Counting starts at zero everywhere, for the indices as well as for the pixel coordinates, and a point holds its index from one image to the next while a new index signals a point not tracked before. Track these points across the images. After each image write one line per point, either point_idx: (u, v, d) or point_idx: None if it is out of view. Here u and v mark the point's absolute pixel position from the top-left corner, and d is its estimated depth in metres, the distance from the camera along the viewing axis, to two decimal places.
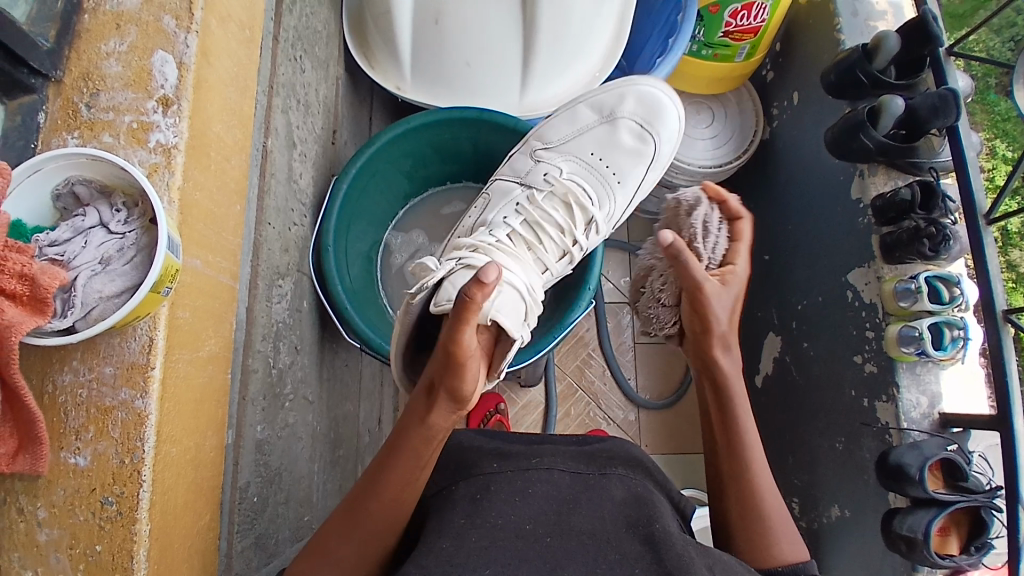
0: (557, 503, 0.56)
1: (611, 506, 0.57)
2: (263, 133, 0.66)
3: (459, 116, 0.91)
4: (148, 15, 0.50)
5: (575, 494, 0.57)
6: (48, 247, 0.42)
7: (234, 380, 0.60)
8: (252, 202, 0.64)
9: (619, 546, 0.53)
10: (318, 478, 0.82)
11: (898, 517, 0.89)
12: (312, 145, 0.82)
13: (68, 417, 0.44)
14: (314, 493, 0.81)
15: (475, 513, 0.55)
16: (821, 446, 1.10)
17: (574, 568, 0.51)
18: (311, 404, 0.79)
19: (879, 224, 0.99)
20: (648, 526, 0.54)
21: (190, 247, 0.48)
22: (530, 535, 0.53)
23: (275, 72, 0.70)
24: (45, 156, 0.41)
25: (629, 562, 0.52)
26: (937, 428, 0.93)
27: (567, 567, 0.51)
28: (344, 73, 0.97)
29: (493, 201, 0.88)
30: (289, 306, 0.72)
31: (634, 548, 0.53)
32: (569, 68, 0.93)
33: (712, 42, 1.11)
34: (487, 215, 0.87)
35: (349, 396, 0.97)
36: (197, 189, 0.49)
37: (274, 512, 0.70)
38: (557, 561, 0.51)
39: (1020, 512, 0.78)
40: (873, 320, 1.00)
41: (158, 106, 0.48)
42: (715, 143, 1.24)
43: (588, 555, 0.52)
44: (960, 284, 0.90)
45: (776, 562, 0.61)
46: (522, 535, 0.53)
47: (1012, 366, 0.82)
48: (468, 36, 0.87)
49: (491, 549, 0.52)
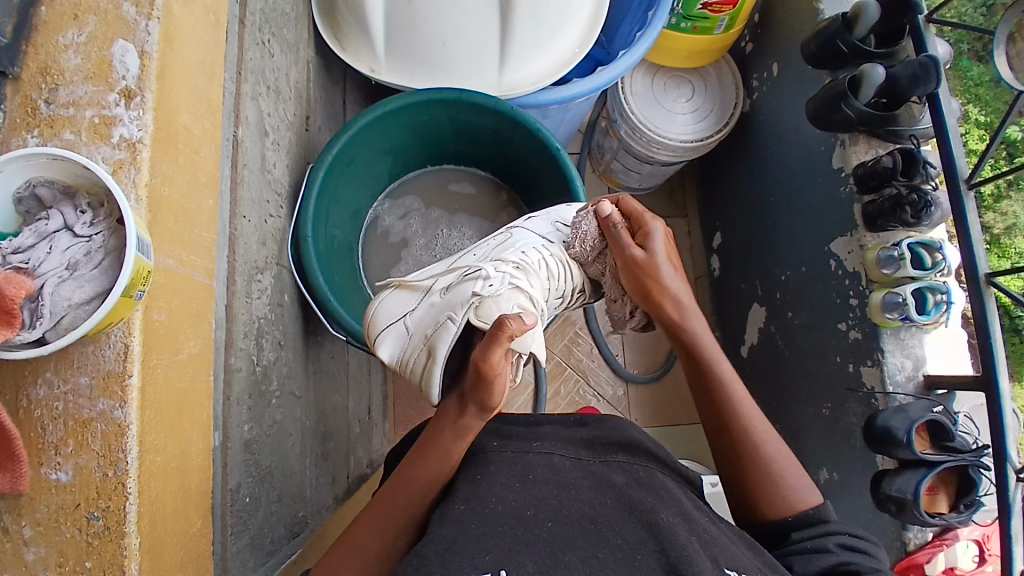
0: (556, 489, 0.56)
1: (609, 492, 0.57)
2: (233, 121, 0.63)
3: (437, 98, 0.89)
4: (105, 1, 0.47)
5: (575, 481, 0.57)
6: (12, 255, 0.40)
7: (217, 381, 0.58)
8: (226, 196, 0.61)
9: (621, 531, 0.52)
10: (310, 472, 0.81)
11: (887, 478, 0.90)
12: (285, 133, 0.79)
13: (47, 431, 0.42)
14: (307, 488, 0.80)
15: (471, 500, 0.54)
16: (808, 414, 1.12)
17: (577, 553, 0.49)
18: (299, 399, 0.77)
19: (861, 193, 1.00)
20: (648, 511, 0.54)
21: (163, 246, 0.46)
22: (531, 520, 0.52)
23: (243, 57, 0.67)
24: (3, 158, 0.39)
25: (631, 547, 0.51)
26: (922, 390, 0.94)
27: (569, 551, 0.49)
28: (315, 55, 0.93)
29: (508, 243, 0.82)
30: (270, 300, 0.70)
31: (636, 533, 0.52)
32: (548, 44, 0.91)
33: (691, 14, 1.10)
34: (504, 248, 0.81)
35: (337, 387, 0.96)
36: (167, 185, 0.47)
37: (268, 510, 0.69)
38: (558, 545, 0.50)
39: (1008, 470, 0.81)
40: (856, 288, 1.01)
41: (120, 99, 0.45)
42: (696, 117, 1.23)
43: (590, 540, 0.51)
44: (942, 250, 0.91)
45: (788, 508, 0.63)
46: (522, 520, 0.52)
47: (995, 329, 0.83)
48: (442, 14, 0.84)
49: (490, 536, 0.50)
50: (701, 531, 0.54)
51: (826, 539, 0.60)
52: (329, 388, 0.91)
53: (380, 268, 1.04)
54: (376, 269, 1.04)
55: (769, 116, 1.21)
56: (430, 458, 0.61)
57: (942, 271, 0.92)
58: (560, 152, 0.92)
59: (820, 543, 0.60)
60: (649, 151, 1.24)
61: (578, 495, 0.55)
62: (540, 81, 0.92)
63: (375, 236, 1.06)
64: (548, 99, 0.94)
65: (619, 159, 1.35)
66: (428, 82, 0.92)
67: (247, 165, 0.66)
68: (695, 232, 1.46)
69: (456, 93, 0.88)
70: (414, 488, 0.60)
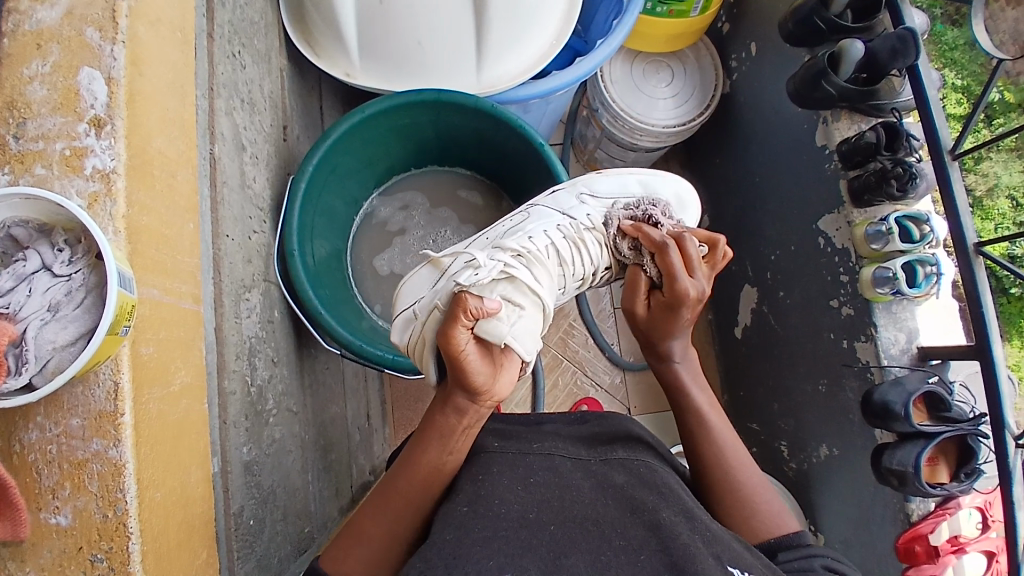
0: (558, 490, 0.56)
1: (612, 491, 0.57)
2: (208, 139, 0.62)
3: (416, 99, 0.87)
4: (68, 28, 0.45)
5: (576, 482, 0.57)
6: None
7: (212, 406, 0.57)
8: (207, 216, 0.60)
9: (625, 532, 0.52)
10: (312, 486, 0.81)
11: (887, 452, 0.91)
12: (263, 145, 0.78)
13: (43, 475, 0.41)
14: (311, 503, 0.80)
15: (475, 501, 0.54)
16: (805, 391, 1.13)
17: (579, 556, 0.49)
18: (296, 415, 0.76)
19: (846, 169, 1.00)
20: (651, 511, 0.54)
21: (145, 277, 0.45)
22: (534, 523, 0.52)
23: (214, 72, 0.65)
24: None
25: (635, 549, 0.51)
26: (916, 361, 0.95)
27: (571, 554, 0.49)
28: (288, 63, 0.91)
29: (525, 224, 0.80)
30: (260, 319, 0.69)
31: (638, 534, 0.52)
32: (525, 38, 0.89)
33: None
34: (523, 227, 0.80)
35: (334, 398, 0.95)
36: (145, 214, 0.46)
37: (273, 530, 0.68)
38: (560, 549, 0.50)
39: (1007, 438, 0.82)
40: (846, 264, 1.01)
41: (90, 128, 0.44)
42: (677, 101, 1.23)
43: (593, 542, 0.51)
44: (929, 221, 0.91)
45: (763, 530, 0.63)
46: (526, 523, 0.52)
47: (987, 299, 0.84)
48: (416, 14, 0.83)
49: (494, 538, 0.50)
50: (706, 531, 0.54)
51: (810, 560, 0.60)
52: (326, 400, 0.90)
53: (371, 273, 1.03)
54: (366, 275, 1.03)
55: (750, 96, 1.21)
56: (425, 454, 0.59)
57: (930, 244, 0.93)
58: (544, 149, 0.91)
59: (806, 563, 0.60)
60: (632, 138, 1.23)
61: (582, 496, 0.55)
62: (519, 76, 0.91)
63: (368, 241, 1.05)
64: (529, 93, 0.93)
65: (602, 148, 1.34)
66: (406, 83, 0.91)
67: (226, 183, 0.65)
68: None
69: (436, 94, 0.86)
70: (413, 483, 0.59)
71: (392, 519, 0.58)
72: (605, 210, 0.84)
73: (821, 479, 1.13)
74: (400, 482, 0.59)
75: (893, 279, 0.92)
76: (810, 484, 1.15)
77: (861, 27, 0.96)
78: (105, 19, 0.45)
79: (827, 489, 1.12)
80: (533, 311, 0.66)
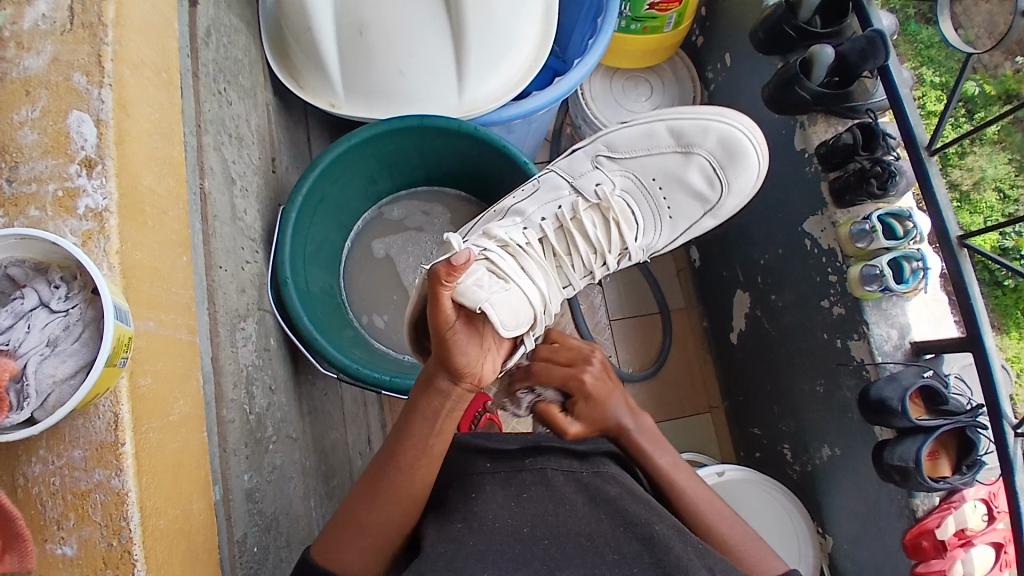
0: (551, 504, 0.57)
1: (608, 504, 0.59)
2: (198, 175, 0.64)
3: (400, 126, 0.89)
4: (55, 75, 0.47)
5: (569, 495, 0.58)
6: None
7: (211, 435, 0.57)
8: (198, 249, 0.61)
9: (619, 547, 0.55)
10: (315, 513, 0.81)
11: (888, 448, 0.92)
12: (252, 178, 0.79)
13: (46, 508, 0.42)
14: (315, 530, 0.80)
15: (469, 518, 0.56)
16: (803, 391, 1.14)
17: (574, 569, 0.53)
18: (297, 441, 0.77)
19: (825, 170, 1.02)
20: (644, 525, 0.56)
21: (141, 310, 0.46)
22: (529, 538, 0.55)
23: (201, 110, 0.67)
24: None
25: (627, 562, 0.54)
26: (909, 357, 0.96)
27: (566, 568, 0.53)
28: (275, 98, 0.94)
29: (530, 201, 0.88)
30: (256, 347, 0.70)
31: (631, 547, 0.55)
32: (503, 62, 0.92)
33: (639, 16, 1.12)
34: (522, 207, 0.88)
35: (334, 423, 0.95)
36: (138, 248, 0.47)
37: (278, 558, 0.68)
38: (556, 563, 0.53)
39: (1005, 427, 0.83)
40: (834, 264, 1.02)
41: (81, 169, 0.45)
42: None
43: (587, 557, 0.54)
44: (911, 217, 0.93)
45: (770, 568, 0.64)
46: (520, 539, 0.54)
47: (975, 291, 0.85)
48: (396, 44, 0.85)
49: (489, 552, 0.53)
50: (697, 543, 0.57)
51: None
52: (325, 425, 0.90)
53: (367, 298, 1.04)
54: (362, 299, 1.04)
55: (729, 106, 1.23)
56: (414, 434, 0.60)
57: (914, 238, 0.94)
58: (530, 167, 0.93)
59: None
60: None
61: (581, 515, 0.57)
62: (498, 97, 0.93)
63: (365, 265, 1.06)
64: (512, 113, 0.95)
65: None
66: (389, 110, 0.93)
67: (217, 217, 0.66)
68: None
69: (421, 119, 0.89)
70: (401, 475, 0.59)
71: (380, 513, 0.59)
72: (618, 174, 0.91)
73: (825, 479, 1.13)
74: (387, 475, 0.59)
75: (880, 276, 0.92)
76: (815, 485, 1.15)
77: (830, 32, 0.98)
78: (92, 64, 0.47)
79: (832, 488, 1.12)
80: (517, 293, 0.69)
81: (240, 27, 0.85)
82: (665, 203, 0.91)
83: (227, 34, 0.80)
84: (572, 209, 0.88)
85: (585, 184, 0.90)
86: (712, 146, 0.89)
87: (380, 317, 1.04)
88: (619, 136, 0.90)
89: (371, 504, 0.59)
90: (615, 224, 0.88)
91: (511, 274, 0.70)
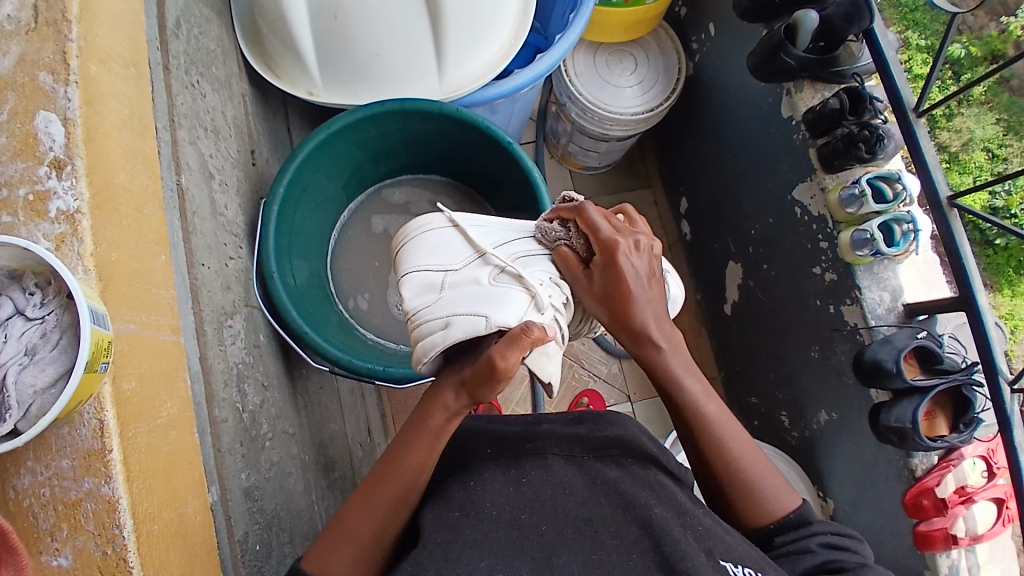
0: (550, 489, 0.56)
1: (605, 487, 0.57)
2: (175, 171, 0.62)
3: (380, 111, 0.87)
4: (18, 73, 0.45)
5: (568, 479, 0.57)
6: None
7: (205, 435, 0.57)
8: (179, 247, 0.60)
9: (617, 531, 0.53)
10: (317, 506, 0.80)
11: (884, 409, 0.92)
12: (232, 172, 0.78)
13: (39, 519, 0.41)
14: (318, 523, 0.80)
15: (467, 506, 0.55)
16: (798, 359, 1.14)
17: (570, 561, 0.50)
18: (294, 435, 0.76)
19: (813, 137, 1.01)
20: (644, 507, 0.54)
21: (121, 313, 0.45)
22: (526, 525, 0.53)
23: (174, 103, 0.65)
24: None
25: (626, 547, 0.51)
26: (903, 319, 0.96)
27: (562, 559, 0.50)
28: (251, 88, 0.92)
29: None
30: (245, 344, 0.69)
31: (630, 532, 0.52)
32: (483, 41, 0.90)
33: None
34: None
35: (331, 416, 0.95)
36: (115, 250, 0.46)
37: (281, 554, 0.68)
38: (552, 551, 0.50)
39: (1001, 385, 0.84)
40: (824, 231, 1.02)
41: (51, 171, 0.44)
42: (643, 87, 1.24)
43: (584, 543, 0.51)
44: (901, 180, 0.92)
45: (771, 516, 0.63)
46: (517, 527, 0.52)
47: (966, 250, 0.85)
48: (373, 26, 0.83)
49: (482, 542, 0.51)
50: (698, 526, 0.55)
51: (809, 538, 0.62)
52: (322, 418, 0.90)
53: (352, 284, 1.03)
54: (346, 284, 1.03)
55: (713, 76, 1.22)
56: (426, 420, 0.58)
57: (904, 200, 0.93)
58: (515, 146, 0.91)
59: (804, 544, 0.61)
60: (603, 128, 1.24)
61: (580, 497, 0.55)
62: (480, 78, 0.92)
63: (347, 252, 1.05)
64: (495, 93, 0.93)
65: (575, 141, 1.35)
66: (368, 95, 0.91)
67: (198, 214, 0.65)
68: (661, 201, 1.47)
69: (402, 103, 0.86)
70: (399, 480, 0.58)
71: (372, 516, 0.57)
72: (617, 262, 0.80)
73: (823, 445, 1.14)
74: (380, 480, 0.58)
75: (871, 241, 0.92)
76: (813, 451, 1.16)
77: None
78: (56, 61, 0.45)
79: (830, 454, 1.13)
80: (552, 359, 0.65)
81: (210, 16, 0.83)
82: None
83: (197, 23, 0.78)
84: None
85: None
86: None
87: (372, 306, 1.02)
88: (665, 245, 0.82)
89: (363, 510, 0.58)
90: None
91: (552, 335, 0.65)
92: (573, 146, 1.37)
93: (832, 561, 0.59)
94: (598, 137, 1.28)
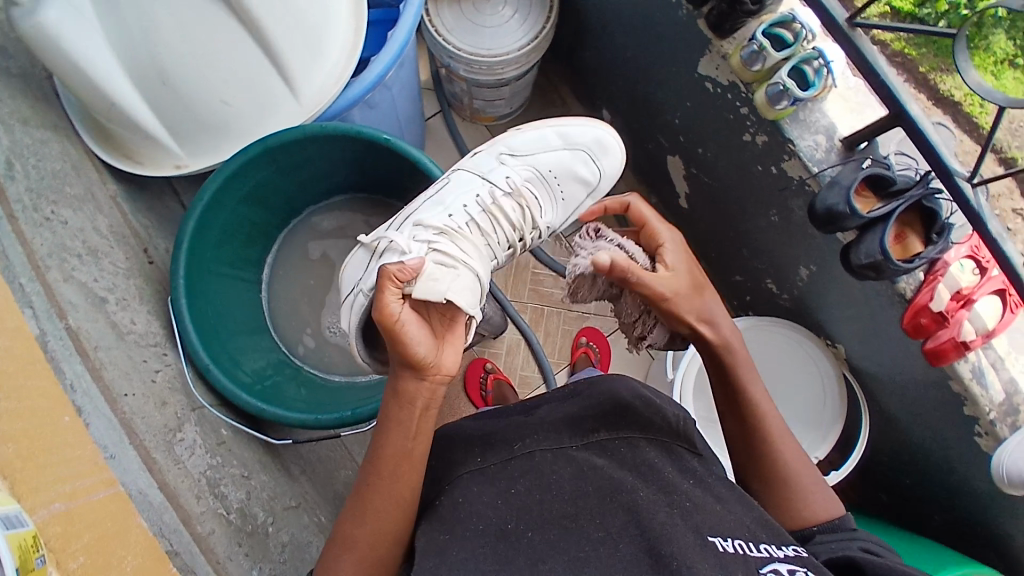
0: (534, 491, 0.58)
1: (592, 476, 0.59)
2: (59, 317, 0.60)
3: (245, 158, 0.83)
4: None
5: (557, 475, 0.59)
6: None
7: (197, 557, 0.56)
8: (91, 391, 0.58)
9: (603, 522, 0.54)
10: None
11: (853, 251, 0.90)
12: (127, 283, 0.75)
13: None
14: None
15: (452, 525, 0.55)
16: (764, 229, 1.11)
17: (559, 559, 0.50)
18: (297, 505, 0.76)
19: (696, 8, 0.95)
20: (627, 493, 0.56)
21: (35, 498, 0.44)
22: (513, 534, 0.54)
23: (32, 248, 0.62)
24: None
25: (613, 538, 0.52)
26: (845, 155, 0.92)
27: (550, 558, 0.50)
28: (120, 186, 0.87)
29: (446, 193, 0.87)
30: (208, 448, 0.68)
31: (615, 522, 0.53)
32: (327, 45, 0.84)
33: None
34: (445, 198, 0.86)
35: (338, 462, 0.95)
36: (6, 440, 0.44)
37: None
38: (540, 554, 0.51)
39: (959, 182, 0.81)
40: (740, 97, 0.97)
41: None
42: (521, 17, 1.16)
43: (572, 541, 0.52)
44: (796, 19, 0.89)
45: (806, 522, 0.67)
46: (504, 535, 0.54)
47: (882, 67, 0.81)
48: (205, 78, 0.77)
49: (470, 559, 0.51)
50: (685, 504, 0.56)
51: (850, 542, 0.62)
52: (327, 471, 0.90)
53: (295, 331, 1.02)
54: (289, 332, 1.02)
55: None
56: (389, 449, 0.62)
57: (805, 39, 0.89)
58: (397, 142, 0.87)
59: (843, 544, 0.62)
60: (495, 74, 1.18)
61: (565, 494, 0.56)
62: (338, 83, 0.85)
63: (279, 305, 1.03)
64: (360, 90, 0.87)
65: (475, 96, 1.29)
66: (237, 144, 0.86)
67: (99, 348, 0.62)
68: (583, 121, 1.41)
69: (268, 142, 0.82)
70: (390, 475, 0.62)
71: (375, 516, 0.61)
72: (524, 168, 0.91)
73: (815, 301, 1.12)
74: (377, 479, 0.62)
75: (786, 92, 0.88)
76: (809, 311, 1.15)
77: None
78: None
79: (823, 307, 1.11)
80: (467, 273, 0.75)
81: (42, 133, 0.78)
82: (560, 189, 0.93)
83: (29, 148, 0.73)
84: (490, 199, 0.86)
85: (496, 176, 0.89)
86: (579, 136, 0.93)
87: (330, 341, 1.03)
88: (515, 138, 0.92)
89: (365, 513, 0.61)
90: (530, 207, 0.89)
91: (457, 263, 0.76)
92: (477, 102, 1.31)
93: (868, 555, 0.59)
94: (496, 84, 1.22)
